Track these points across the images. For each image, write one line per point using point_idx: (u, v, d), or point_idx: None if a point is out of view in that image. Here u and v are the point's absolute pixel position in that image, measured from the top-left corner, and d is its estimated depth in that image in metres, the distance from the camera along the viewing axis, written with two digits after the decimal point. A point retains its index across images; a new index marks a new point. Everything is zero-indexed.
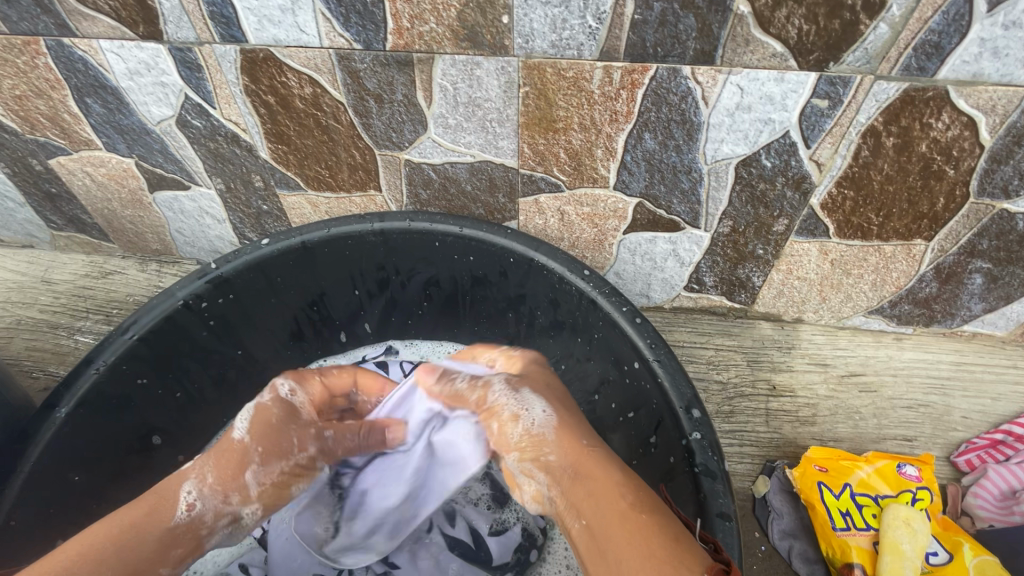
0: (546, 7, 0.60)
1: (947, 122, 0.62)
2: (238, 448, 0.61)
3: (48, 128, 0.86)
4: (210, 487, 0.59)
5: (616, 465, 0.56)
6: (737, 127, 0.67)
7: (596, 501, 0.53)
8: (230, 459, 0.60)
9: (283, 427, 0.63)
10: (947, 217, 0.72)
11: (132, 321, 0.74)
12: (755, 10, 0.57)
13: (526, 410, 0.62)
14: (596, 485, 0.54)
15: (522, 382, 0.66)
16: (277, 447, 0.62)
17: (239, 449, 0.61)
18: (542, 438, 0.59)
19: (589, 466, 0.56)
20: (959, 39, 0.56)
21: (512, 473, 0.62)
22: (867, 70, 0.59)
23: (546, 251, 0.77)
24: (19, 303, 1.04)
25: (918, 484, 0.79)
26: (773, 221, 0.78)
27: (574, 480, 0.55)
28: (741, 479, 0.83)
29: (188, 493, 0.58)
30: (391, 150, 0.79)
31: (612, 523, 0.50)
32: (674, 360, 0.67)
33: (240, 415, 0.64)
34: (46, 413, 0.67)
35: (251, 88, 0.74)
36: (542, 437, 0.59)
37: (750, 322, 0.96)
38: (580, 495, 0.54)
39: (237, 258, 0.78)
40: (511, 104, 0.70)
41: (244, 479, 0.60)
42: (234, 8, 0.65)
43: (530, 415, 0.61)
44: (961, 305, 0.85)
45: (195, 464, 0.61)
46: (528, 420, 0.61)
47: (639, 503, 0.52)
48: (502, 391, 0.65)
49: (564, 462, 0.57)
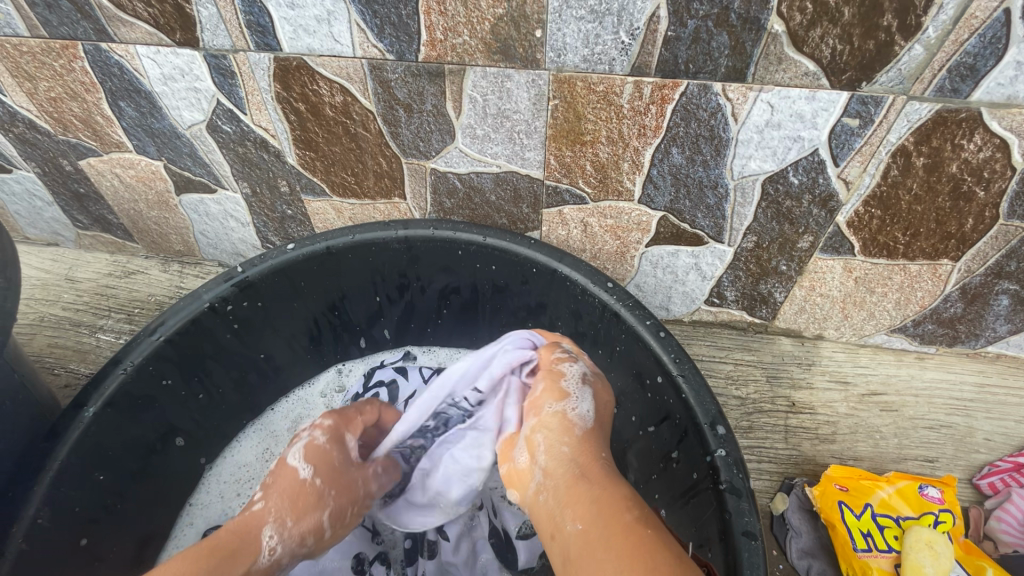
0: (579, 23, 0.60)
1: (979, 143, 0.62)
2: (311, 490, 0.65)
3: (80, 130, 0.87)
4: (290, 531, 0.62)
5: (625, 485, 0.56)
6: (766, 144, 0.67)
7: (596, 508, 0.52)
8: (305, 501, 0.64)
9: (342, 470, 0.68)
10: (976, 238, 0.72)
11: (160, 322, 0.74)
12: (790, 29, 0.57)
13: (575, 400, 0.62)
14: (601, 492, 0.54)
15: (591, 380, 0.65)
16: (346, 489, 0.68)
17: (313, 491, 0.65)
18: (572, 427, 0.60)
19: (597, 476, 0.56)
20: (995, 61, 0.55)
21: (516, 452, 0.62)
22: (900, 90, 0.59)
23: (569, 262, 0.77)
24: (43, 300, 1.05)
25: (941, 506, 0.78)
26: (798, 238, 0.78)
27: (576, 478, 0.56)
28: (760, 495, 0.83)
29: (270, 537, 0.61)
30: (418, 158, 0.80)
31: (615, 537, 0.49)
32: (699, 376, 0.67)
33: (297, 455, 0.67)
34: (75, 413, 0.67)
35: (282, 95, 0.75)
36: (573, 429, 0.60)
37: (770, 338, 0.95)
38: (582, 495, 0.54)
39: (262, 262, 0.79)
40: (540, 116, 0.70)
41: (317, 518, 0.64)
42: (271, 18, 0.66)
43: (574, 406, 0.62)
44: (986, 326, 0.84)
45: (264, 506, 0.63)
46: (570, 408, 0.62)
47: (645, 524, 0.51)
48: (570, 376, 0.65)
49: (575, 459, 0.57)
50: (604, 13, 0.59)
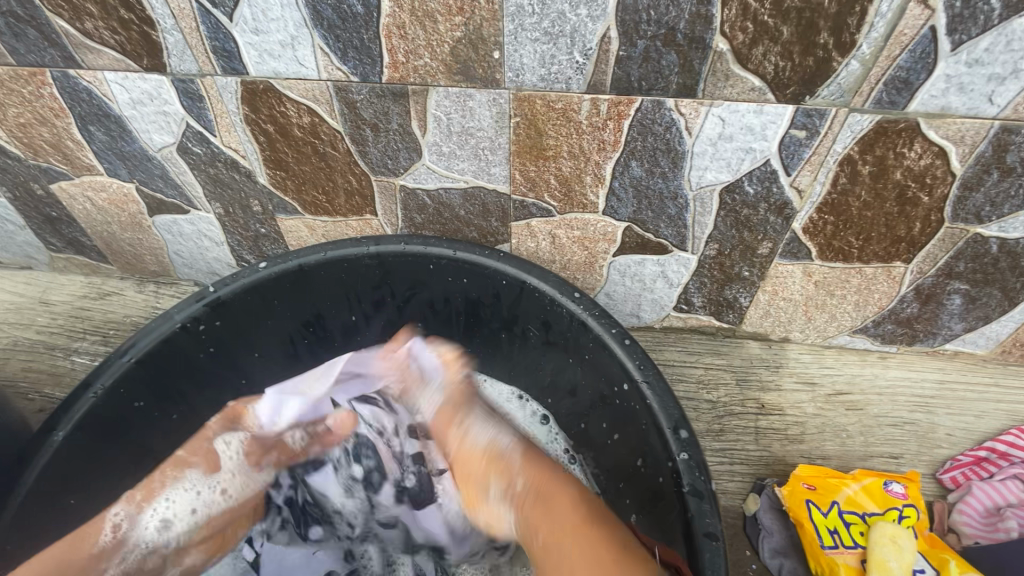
0: (535, 44, 0.63)
1: (919, 151, 0.65)
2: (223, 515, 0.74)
3: (51, 154, 0.88)
4: (134, 505, 0.69)
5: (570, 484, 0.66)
6: (720, 156, 0.70)
7: (549, 515, 0.63)
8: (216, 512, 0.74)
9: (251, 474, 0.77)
10: (924, 240, 0.75)
11: (131, 343, 0.75)
12: (733, 47, 0.60)
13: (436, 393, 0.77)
14: (552, 500, 0.64)
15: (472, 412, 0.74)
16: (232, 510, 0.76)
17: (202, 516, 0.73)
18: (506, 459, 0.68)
19: (547, 491, 0.65)
20: (927, 75, 0.59)
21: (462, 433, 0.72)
22: (841, 103, 0.62)
23: (538, 273, 0.79)
24: (15, 324, 1.05)
25: (905, 501, 0.80)
26: (758, 244, 0.80)
27: (538, 507, 0.64)
28: (732, 497, 0.85)
29: (114, 516, 0.67)
30: (387, 176, 0.81)
31: (561, 534, 0.61)
32: (663, 382, 0.69)
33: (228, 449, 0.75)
34: (44, 436, 0.68)
35: (251, 117, 0.76)
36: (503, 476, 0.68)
37: (738, 342, 0.97)
38: (536, 512, 0.64)
39: (234, 281, 0.80)
40: (502, 133, 0.72)
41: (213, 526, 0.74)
42: (236, 43, 0.68)
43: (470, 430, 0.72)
44: (942, 325, 0.87)
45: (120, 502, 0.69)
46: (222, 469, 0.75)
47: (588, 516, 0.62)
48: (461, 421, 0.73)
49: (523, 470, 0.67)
50: (557, 35, 0.61)
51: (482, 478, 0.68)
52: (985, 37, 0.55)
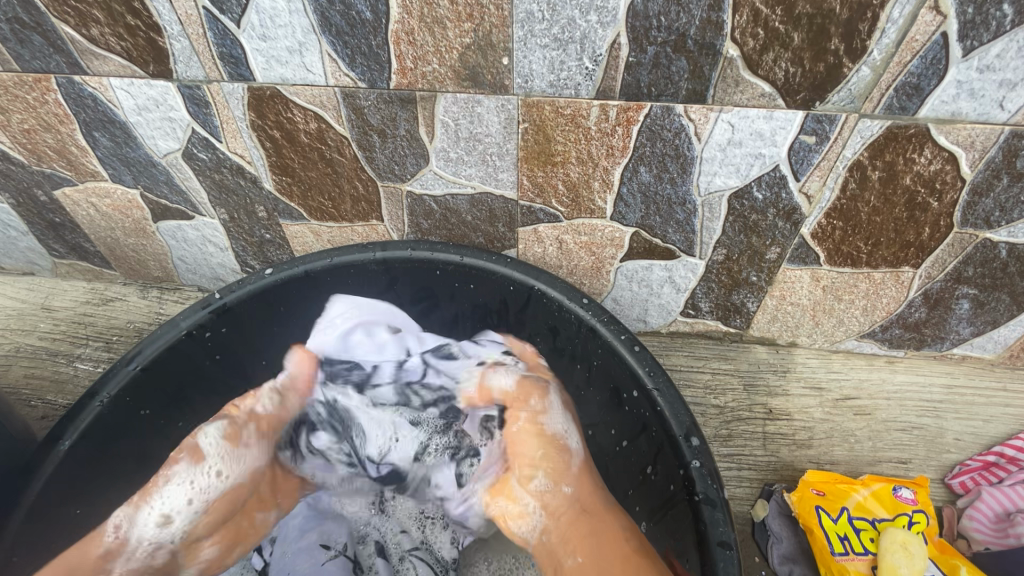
0: (545, 50, 0.63)
1: (929, 157, 0.65)
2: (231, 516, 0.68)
3: (55, 160, 0.87)
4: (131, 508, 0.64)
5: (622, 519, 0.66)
6: (729, 162, 0.70)
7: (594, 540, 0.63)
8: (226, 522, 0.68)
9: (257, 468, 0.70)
10: (933, 245, 0.75)
11: (137, 351, 0.75)
12: (744, 53, 0.60)
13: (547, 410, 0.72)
14: (600, 530, 0.64)
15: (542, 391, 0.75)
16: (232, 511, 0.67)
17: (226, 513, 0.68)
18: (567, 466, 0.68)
19: (596, 505, 0.66)
20: (938, 81, 0.58)
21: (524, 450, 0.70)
22: (851, 109, 0.62)
23: (545, 279, 0.79)
24: (18, 331, 1.04)
25: (914, 507, 0.80)
26: (766, 249, 0.80)
27: (577, 524, 0.64)
28: (740, 503, 0.84)
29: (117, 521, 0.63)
30: (393, 182, 0.81)
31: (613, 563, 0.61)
32: (673, 389, 0.68)
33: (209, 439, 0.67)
34: (48, 446, 0.67)
35: (257, 123, 0.76)
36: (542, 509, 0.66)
37: (745, 346, 0.97)
38: (579, 532, 0.64)
39: (240, 287, 0.79)
40: (511, 139, 0.72)
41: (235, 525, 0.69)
42: (243, 49, 0.68)
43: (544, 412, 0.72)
44: (950, 329, 0.87)
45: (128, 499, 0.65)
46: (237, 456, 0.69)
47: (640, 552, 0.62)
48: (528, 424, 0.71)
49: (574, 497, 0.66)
50: (566, 41, 0.61)
51: (531, 466, 0.68)
52: (997, 43, 0.55)
